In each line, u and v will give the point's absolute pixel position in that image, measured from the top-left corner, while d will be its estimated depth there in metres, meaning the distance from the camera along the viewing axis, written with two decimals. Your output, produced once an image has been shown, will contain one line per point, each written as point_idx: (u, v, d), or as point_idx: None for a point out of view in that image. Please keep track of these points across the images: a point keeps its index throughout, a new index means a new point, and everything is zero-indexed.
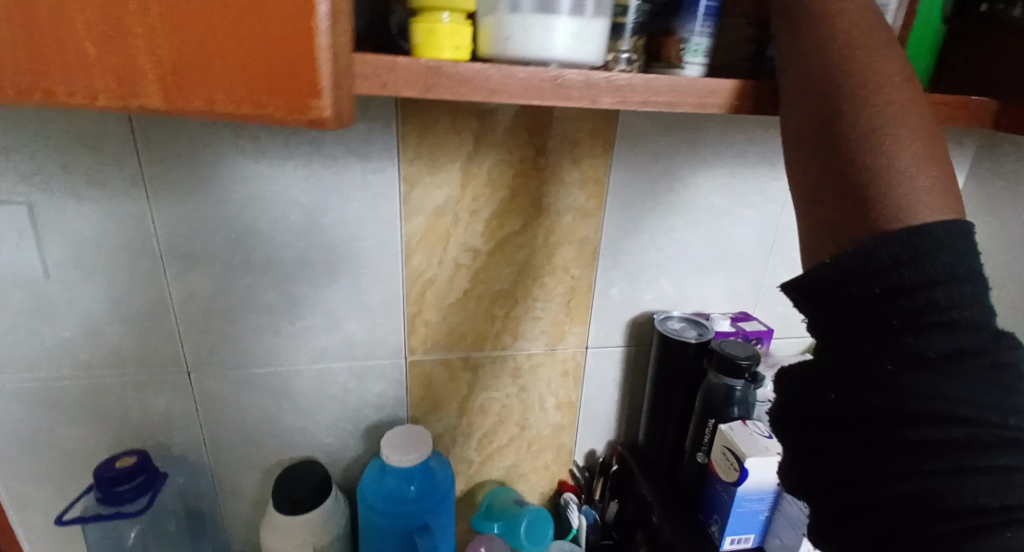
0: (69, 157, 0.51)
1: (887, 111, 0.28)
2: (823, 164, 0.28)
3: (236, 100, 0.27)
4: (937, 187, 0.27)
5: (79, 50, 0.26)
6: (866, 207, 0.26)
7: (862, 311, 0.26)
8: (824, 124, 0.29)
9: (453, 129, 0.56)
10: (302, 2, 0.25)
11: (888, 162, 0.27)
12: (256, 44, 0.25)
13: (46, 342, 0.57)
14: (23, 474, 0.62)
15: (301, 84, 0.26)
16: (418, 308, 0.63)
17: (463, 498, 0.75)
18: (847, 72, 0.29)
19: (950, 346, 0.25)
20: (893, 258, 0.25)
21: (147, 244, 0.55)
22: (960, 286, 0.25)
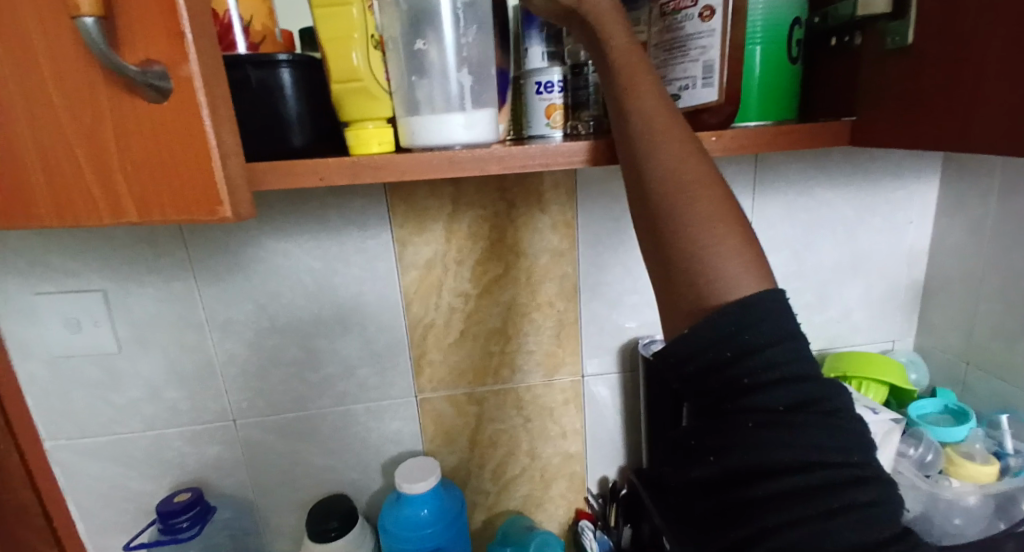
0: (131, 255, 0.64)
1: (690, 194, 0.33)
2: (658, 246, 0.33)
3: (147, 213, 0.31)
4: (744, 262, 0.31)
5: (27, 180, 0.30)
6: (695, 286, 0.32)
7: (720, 376, 0.31)
8: (658, 211, 0.33)
9: (432, 196, 0.65)
10: (199, 142, 0.29)
11: (711, 244, 0.32)
12: (162, 171, 0.30)
13: (121, 407, 0.69)
14: (106, 521, 0.73)
15: (201, 199, 0.30)
16: (422, 350, 0.71)
17: (482, 527, 0.80)
18: (663, 162, 0.34)
19: (796, 395, 0.30)
20: (733, 322, 0.30)
21: (194, 318, 0.66)
22: (779, 348, 0.30)
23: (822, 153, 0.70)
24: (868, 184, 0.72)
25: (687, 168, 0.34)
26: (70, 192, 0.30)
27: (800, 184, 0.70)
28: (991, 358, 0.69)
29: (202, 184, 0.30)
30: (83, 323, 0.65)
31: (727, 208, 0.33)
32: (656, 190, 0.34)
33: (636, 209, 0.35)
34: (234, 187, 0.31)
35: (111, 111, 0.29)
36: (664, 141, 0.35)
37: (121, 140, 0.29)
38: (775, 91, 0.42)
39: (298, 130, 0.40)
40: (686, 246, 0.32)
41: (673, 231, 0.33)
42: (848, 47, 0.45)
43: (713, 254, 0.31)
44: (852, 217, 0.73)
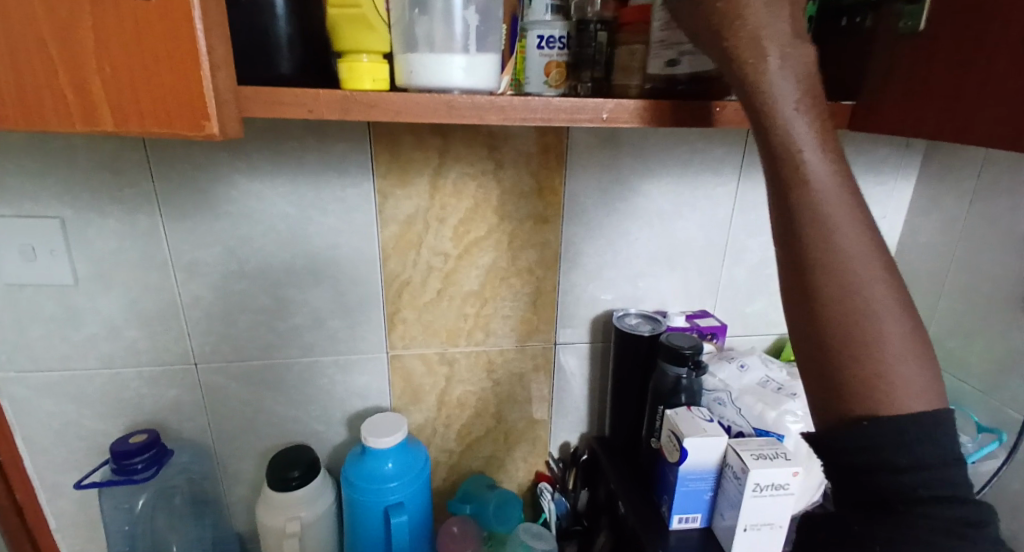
0: (93, 182, 0.60)
1: (875, 309, 0.32)
2: (817, 332, 0.33)
3: (123, 123, 0.28)
4: (919, 382, 0.32)
5: None
6: (867, 394, 0.32)
7: (871, 478, 0.32)
8: (830, 308, 0.32)
9: (419, 148, 0.63)
10: (188, 50, 0.27)
11: (888, 365, 0.32)
12: (145, 79, 0.28)
13: (75, 342, 0.66)
14: (54, 459, 0.71)
15: (186, 113, 0.28)
16: (396, 307, 0.70)
17: (443, 485, 0.81)
18: (849, 265, 0.32)
19: (952, 513, 0.30)
20: (898, 438, 0.31)
21: (159, 255, 0.63)
22: (945, 466, 0.30)
23: None
24: (849, 177, 0.73)
25: (867, 275, 0.32)
26: (36, 92, 0.27)
27: None
28: (943, 353, 0.72)
29: (188, 97, 0.28)
30: (36, 251, 0.61)
31: (905, 326, 0.32)
32: (837, 290, 0.32)
33: (790, 286, 0.34)
34: (222, 104, 0.29)
35: (89, 5, 0.26)
36: (853, 236, 0.32)
37: (99, 40, 0.27)
38: None
39: (287, 58, 0.37)
40: (862, 353, 0.32)
41: (844, 327, 0.32)
42: (858, 32, 0.45)
43: (889, 369, 0.32)
44: None
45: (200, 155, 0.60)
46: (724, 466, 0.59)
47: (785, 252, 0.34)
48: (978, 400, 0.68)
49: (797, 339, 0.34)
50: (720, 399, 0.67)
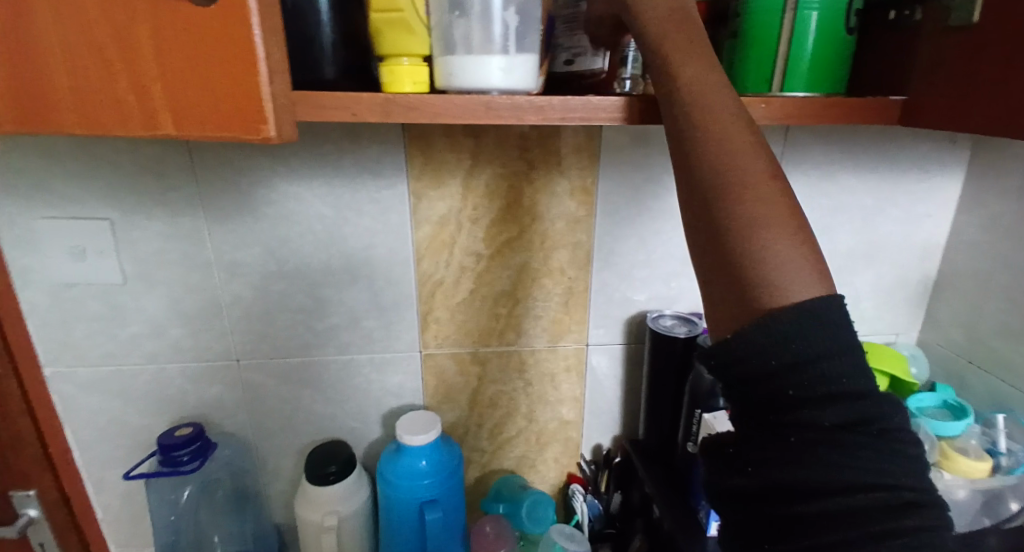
0: (140, 186, 0.62)
1: (747, 196, 0.30)
2: (708, 239, 0.30)
3: (186, 128, 0.30)
4: (806, 270, 0.28)
5: (60, 84, 0.29)
6: (747, 288, 0.29)
7: (767, 384, 0.28)
8: (709, 205, 0.30)
9: (451, 149, 0.64)
10: (246, 56, 0.28)
11: (769, 249, 0.28)
12: (206, 85, 0.29)
13: (123, 340, 0.69)
14: (103, 452, 0.74)
15: (244, 118, 0.29)
16: (429, 307, 0.71)
17: (475, 484, 0.81)
18: (721, 161, 0.31)
19: (849, 413, 0.27)
20: (779, 336, 0.27)
21: (202, 256, 0.66)
22: (836, 360, 0.27)
23: (850, 137, 0.68)
24: (892, 174, 0.71)
25: (744, 168, 0.31)
26: (106, 100, 0.29)
27: (824, 168, 0.69)
28: (993, 357, 0.69)
29: (246, 101, 0.29)
30: (87, 253, 0.64)
31: (788, 216, 0.29)
32: (713, 185, 0.31)
33: (685, 203, 0.32)
34: (278, 109, 0.30)
35: (155, 15, 0.27)
36: (724, 134, 0.32)
37: (164, 49, 0.28)
38: (822, 66, 0.42)
39: (331, 63, 0.38)
40: (740, 239, 0.29)
41: (723, 221, 0.30)
42: (906, 25, 0.44)
43: (772, 256, 0.28)
44: (873, 205, 0.72)
45: (240, 159, 0.62)
46: None
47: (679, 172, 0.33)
48: None
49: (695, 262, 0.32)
50: None
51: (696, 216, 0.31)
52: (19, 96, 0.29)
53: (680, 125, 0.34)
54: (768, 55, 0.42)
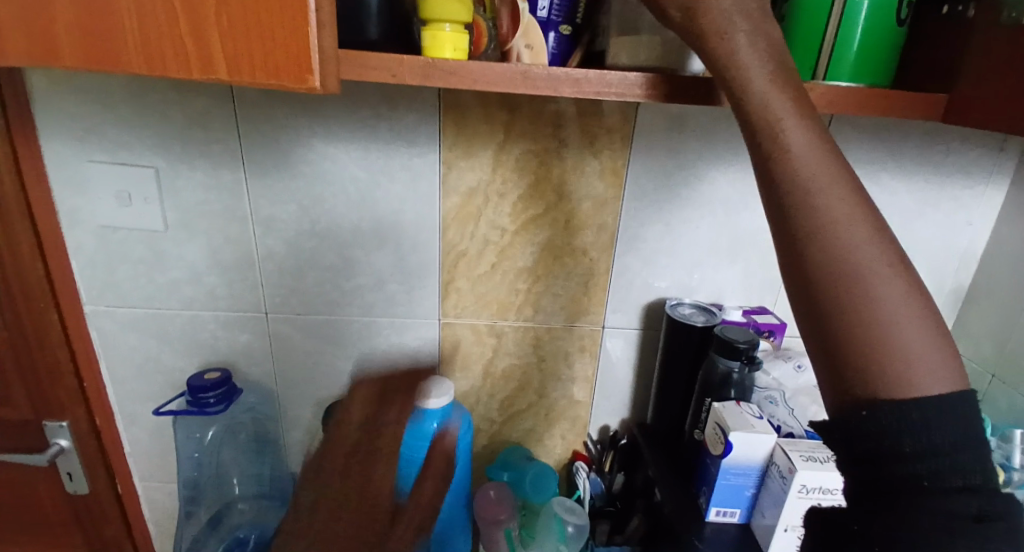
0: (185, 137, 0.65)
1: (880, 292, 0.30)
2: (831, 337, 0.31)
3: (235, 74, 0.31)
4: (936, 356, 0.30)
5: (122, 23, 0.30)
6: (884, 390, 0.30)
7: (885, 465, 0.29)
8: (834, 304, 0.30)
9: (485, 122, 0.64)
10: (298, 9, 0.29)
11: (903, 351, 0.30)
12: (257, 34, 0.30)
13: (161, 284, 0.72)
14: (136, 389, 0.78)
15: (292, 68, 0.30)
16: (451, 276, 0.72)
17: (482, 452, 0.84)
18: (842, 257, 0.30)
19: (970, 506, 0.28)
20: (900, 423, 0.29)
21: (239, 209, 0.68)
22: (963, 453, 0.29)
23: (893, 136, 0.66)
24: (932, 178, 0.69)
25: (867, 260, 0.30)
26: (163, 42, 0.30)
27: (864, 166, 0.68)
28: (1018, 372, 0.68)
29: (296, 51, 0.30)
30: (133, 198, 0.67)
31: (911, 302, 0.30)
32: (835, 280, 0.30)
33: (796, 293, 0.32)
34: (325, 62, 0.31)
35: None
36: (840, 222, 0.30)
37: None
38: (871, 60, 0.41)
39: (375, 23, 0.39)
40: (873, 342, 0.30)
41: (856, 322, 0.30)
42: (960, 23, 0.43)
43: (907, 355, 0.30)
44: (910, 209, 0.70)
45: (281, 118, 0.64)
46: (770, 464, 0.59)
47: (788, 261, 0.32)
48: None
49: (812, 351, 0.32)
50: (771, 397, 0.66)
51: (813, 309, 0.31)
52: (86, 36, 0.31)
53: (784, 204, 0.32)
54: (815, 42, 0.41)
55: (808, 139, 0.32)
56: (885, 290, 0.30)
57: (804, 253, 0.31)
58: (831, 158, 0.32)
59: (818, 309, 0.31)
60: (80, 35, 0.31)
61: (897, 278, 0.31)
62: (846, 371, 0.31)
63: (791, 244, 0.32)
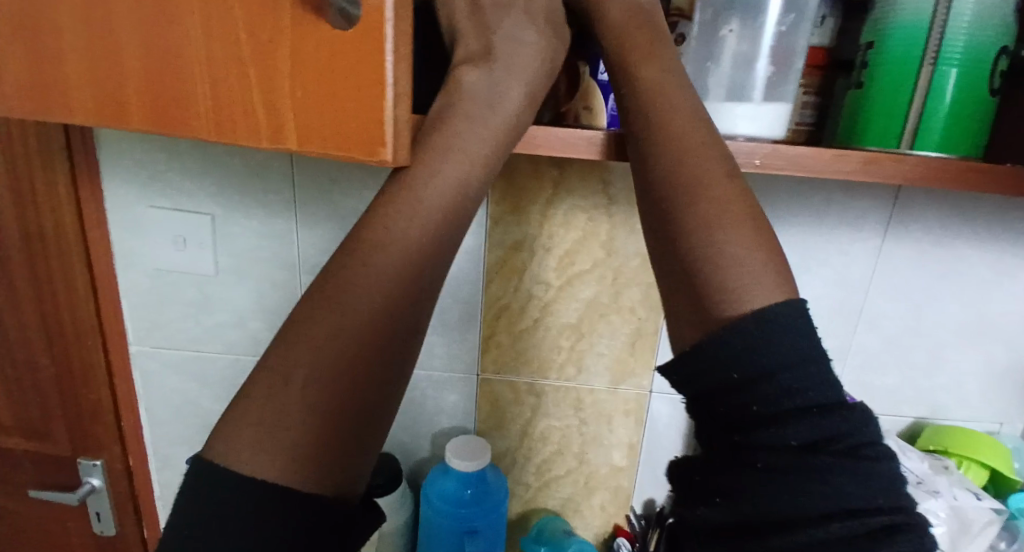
0: (241, 185, 0.66)
1: (708, 204, 0.33)
2: (670, 245, 0.34)
3: (306, 143, 0.31)
4: (767, 269, 0.32)
5: (198, 90, 0.31)
6: (703, 293, 0.32)
7: (737, 394, 0.30)
8: (673, 211, 0.34)
9: (535, 177, 0.64)
10: (374, 84, 0.28)
11: (720, 244, 0.32)
12: (331, 106, 0.29)
13: (205, 328, 0.72)
14: (171, 432, 0.77)
15: (363, 140, 0.30)
16: (492, 331, 0.70)
17: (517, 519, 0.79)
18: (680, 170, 0.35)
19: (815, 433, 0.29)
20: (744, 350, 0.29)
21: (286, 257, 0.68)
22: (796, 371, 0.29)
23: (969, 200, 0.62)
24: (1014, 245, 0.64)
25: (708, 177, 0.34)
26: (238, 109, 0.30)
27: (938, 234, 0.64)
28: None
29: (368, 126, 0.29)
30: (186, 242, 0.68)
31: (745, 215, 0.33)
32: (671, 190, 0.35)
33: (648, 218, 0.37)
34: (397, 133, 0.31)
35: (293, 36, 0.28)
36: (687, 149, 0.35)
37: (296, 66, 0.29)
38: (960, 129, 0.39)
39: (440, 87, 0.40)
40: (697, 241, 0.33)
41: (687, 229, 0.33)
42: None
43: (734, 255, 0.32)
44: (989, 277, 0.65)
45: (333, 169, 0.64)
46: None
47: (642, 185, 0.37)
48: None
49: (656, 274, 0.36)
50: None
51: (658, 225, 0.35)
52: (163, 99, 0.31)
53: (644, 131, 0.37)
54: (897, 112, 0.40)
55: (682, 95, 0.38)
56: (718, 215, 0.33)
57: (658, 175, 0.36)
58: (699, 111, 0.37)
59: (660, 220, 0.35)
60: (157, 97, 0.31)
61: (736, 197, 0.34)
62: (675, 282, 0.34)
63: (655, 196, 0.36)
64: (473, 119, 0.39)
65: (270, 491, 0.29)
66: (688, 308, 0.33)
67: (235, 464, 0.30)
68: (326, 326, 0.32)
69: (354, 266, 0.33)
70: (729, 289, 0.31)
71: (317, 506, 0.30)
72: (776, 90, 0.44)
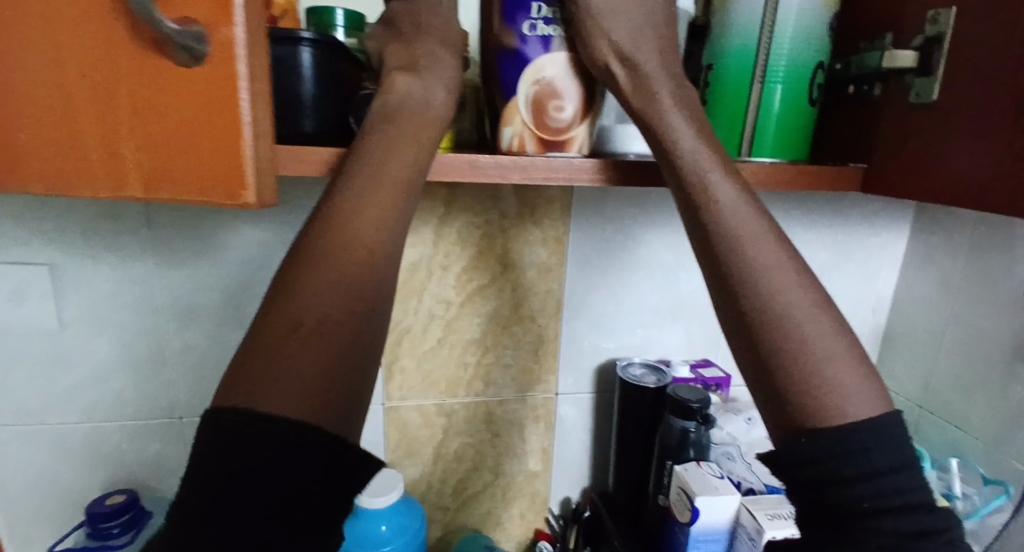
0: (89, 226, 0.58)
1: (797, 316, 0.34)
2: (755, 347, 0.35)
3: (157, 189, 0.28)
4: (866, 386, 0.33)
5: (25, 138, 0.27)
6: (812, 403, 0.33)
7: (843, 487, 0.31)
8: (756, 312, 0.35)
9: (423, 196, 0.63)
10: (230, 119, 0.27)
11: (820, 363, 0.33)
12: (182, 146, 0.27)
13: (54, 393, 0.62)
14: (19, 519, 0.66)
15: (221, 180, 0.28)
16: (395, 356, 0.68)
17: (437, 542, 0.77)
18: (761, 272, 0.35)
19: (910, 525, 0.31)
20: (858, 448, 0.31)
21: (152, 303, 0.61)
22: (900, 475, 0.32)
23: (806, 193, 0.72)
24: (845, 229, 0.75)
25: (786, 285, 0.35)
26: (73, 156, 0.27)
27: (785, 224, 0.72)
28: (941, 405, 0.72)
29: (226, 166, 0.27)
30: (21, 296, 0.58)
31: (830, 326, 0.34)
32: (755, 291, 0.35)
33: (725, 312, 0.36)
34: (263, 171, 0.29)
35: (131, 69, 0.26)
36: (761, 250, 0.36)
37: (138, 105, 0.26)
38: (791, 134, 0.45)
39: (311, 116, 0.39)
40: (794, 352, 0.33)
41: (782, 338, 0.34)
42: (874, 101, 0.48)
43: (833, 372, 0.33)
44: (827, 258, 0.75)
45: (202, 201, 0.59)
46: (737, 525, 0.58)
47: (713, 277, 0.37)
48: (984, 454, 0.66)
49: (739, 365, 0.36)
50: (729, 452, 0.66)
51: (737, 317, 0.36)
52: None
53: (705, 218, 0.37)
54: (738, 118, 0.45)
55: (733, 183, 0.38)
56: (816, 330, 0.34)
57: (731, 272, 0.36)
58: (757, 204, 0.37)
59: (741, 318, 0.35)
60: None
61: (820, 308, 0.35)
62: (776, 384, 0.34)
63: (731, 292, 0.36)
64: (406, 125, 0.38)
65: (276, 456, 0.26)
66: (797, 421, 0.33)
67: (225, 442, 0.26)
68: (311, 309, 0.30)
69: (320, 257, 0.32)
70: (838, 405, 0.32)
71: (322, 471, 0.27)
72: None
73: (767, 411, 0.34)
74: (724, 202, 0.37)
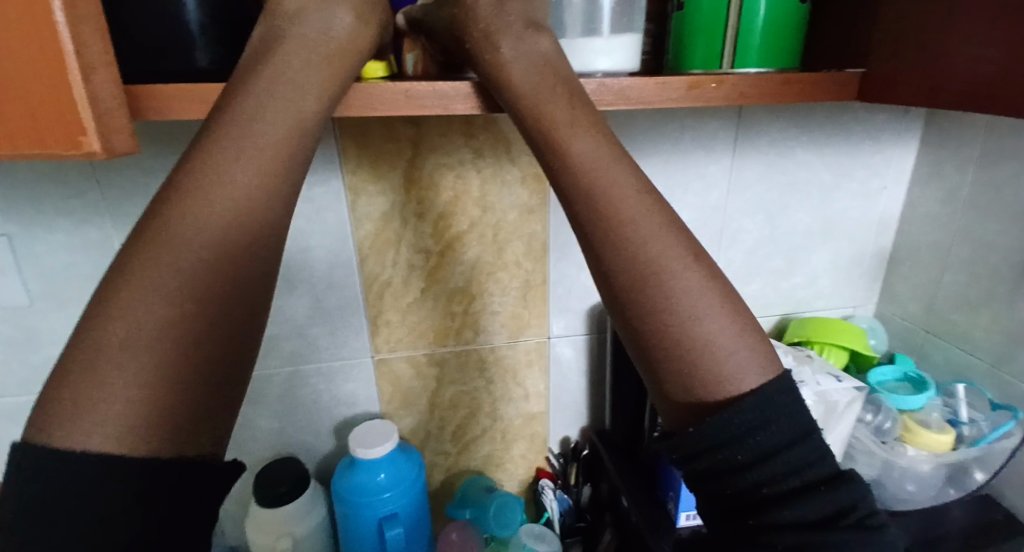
0: (38, 197, 0.55)
1: (669, 280, 0.33)
2: (636, 320, 0.34)
3: (25, 143, 0.30)
4: (738, 337, 0.33)
5: None
6: (695, 374, 0.32)
7: (734, 471, 0.31)
8: (629, 287, 0.34)
9: (387, 140, 0.59)
10: (54, 55, 0.28)
11: (694, 327, 0.32)
12: (21, 92, 0.28)
13: (36, 368, 0.62)
14: None
15: (69, 120, 0.29)
16: (378, 309, 0.66)
17: (439, 488, 0.79)
18: (622, 240, 0.34)
19: (813, 503, 0.30)
20: (736, 430, 0.31)
21: None
22: (795, 450, 0.31)
23: (804, 109, 0.66)
24: (847, 147, 0.69)
25: (650, 246, 0.34)
26: None
27: (782, 144, 0.67)
28: (946, 326, 0.69)
29: (64, 111, 0.29)
30: None
31: (700, 282, 0.33)
32: (628, 264, 0.34)
33: (604, 288, 0.35)
34: (103, 112, 0.31)
35: None
36: (629, 215, 0.34)
37: None
38: (783, 38, 0.41)
39: (202, 49, 0.37)
40: (670, 321, 0.33)
41: (658, 307, 0.33)
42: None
43: (709, 333, 0.32)
44: (829, 180, 0.71)
45: (151, 162, 0.56)
46: None
47: (591, 257, 0.36)
48: (989, 374, 0.64)
49: (627, 339, 0.35)
50: None
51: (614, 293, 0.35)
52: None
53: (576, 193, 0.35)
54: (720, 23, 0.41)
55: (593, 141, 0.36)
56: (686, 290, 0.33)
57: (605, 248, 0.34)
58: (618, 161, 0.35)
59: (617, 293, 0.34)
60: None
61: (690, 262, 0.34)
62: (659, 359, 0.33)
63: (604, 268, 0.35)
64: (274, 103, 0.35)
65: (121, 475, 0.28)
66: (680, 394, 0.33)
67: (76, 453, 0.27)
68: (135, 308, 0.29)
69: (143, 287, 0.29)
70: (719, 372, 0.32)
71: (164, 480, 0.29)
72: (622, 21, 0.42)
73: (653, 380, 0.34)
74: (588, 164, 0.35)
